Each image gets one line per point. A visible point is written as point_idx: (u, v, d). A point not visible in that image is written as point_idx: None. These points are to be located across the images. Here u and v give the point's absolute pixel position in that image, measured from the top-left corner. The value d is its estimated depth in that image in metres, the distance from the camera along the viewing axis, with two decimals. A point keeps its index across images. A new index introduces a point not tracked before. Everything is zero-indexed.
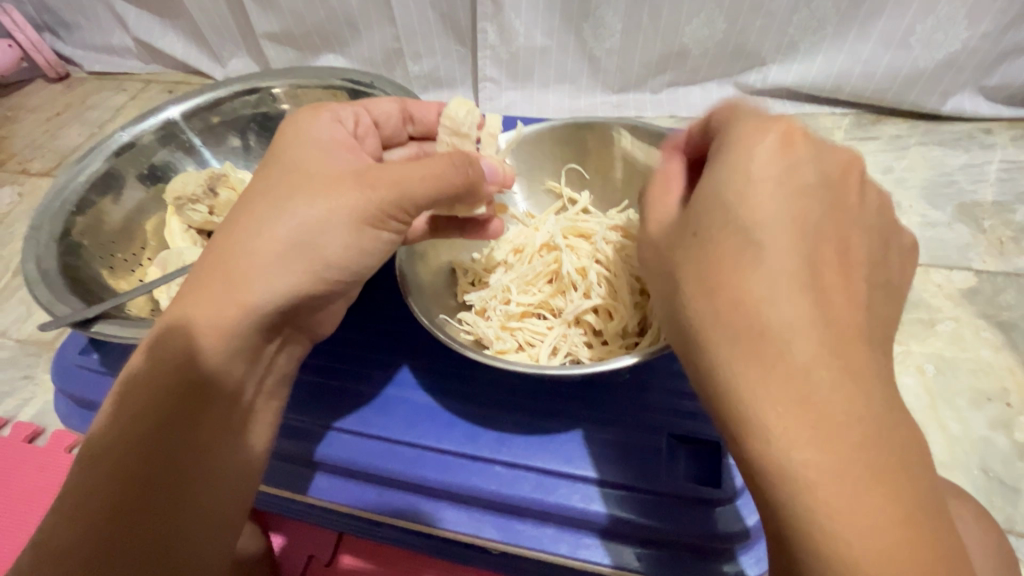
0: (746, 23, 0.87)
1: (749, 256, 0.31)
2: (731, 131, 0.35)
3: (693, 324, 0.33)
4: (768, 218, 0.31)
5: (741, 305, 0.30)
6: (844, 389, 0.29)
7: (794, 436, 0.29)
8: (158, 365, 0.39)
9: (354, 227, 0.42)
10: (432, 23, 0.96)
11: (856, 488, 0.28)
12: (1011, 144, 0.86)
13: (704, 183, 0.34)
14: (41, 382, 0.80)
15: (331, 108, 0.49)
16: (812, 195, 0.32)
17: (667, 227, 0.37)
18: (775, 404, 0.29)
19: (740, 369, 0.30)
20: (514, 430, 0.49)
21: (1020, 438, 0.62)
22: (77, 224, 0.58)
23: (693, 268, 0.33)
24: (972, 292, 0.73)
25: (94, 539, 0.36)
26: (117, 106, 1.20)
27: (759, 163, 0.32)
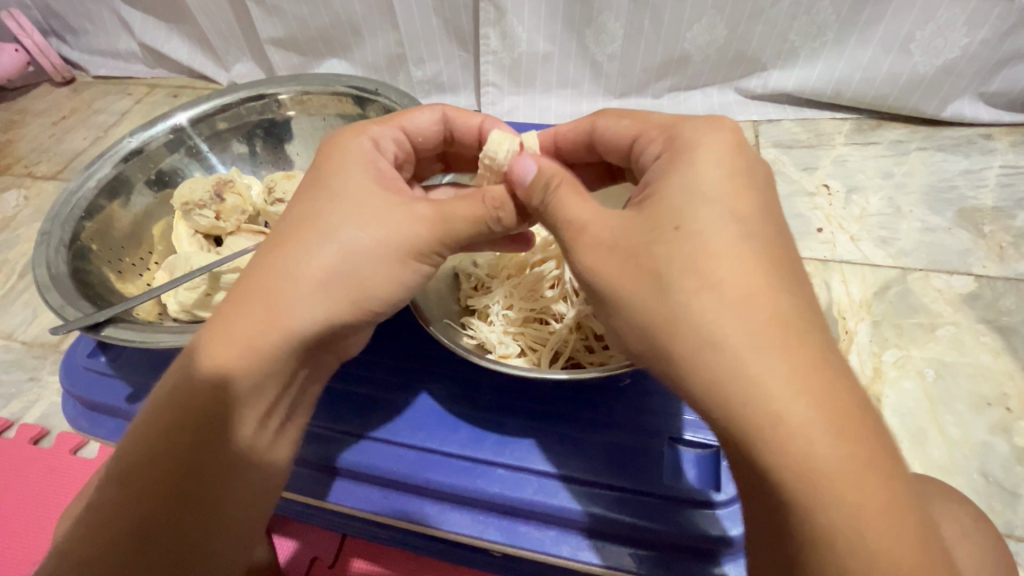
0: (746, 29, 0.88)
1: (739, 250, 0.34)
2: (680, 138, 0.40)
3: (694, 319, 0.33)
4: (742, 212, 0.36)
5: (733, 291, 0.33)
6: (830, 369, 0.32)
7: (803, 422, 0.31)
8: (192, 380, 0.40)
9: (399, 261, 0.43)
10: (435, 29, 0.97)
11: (856, 467, 0.31)
12: (1011, 150, 0.86)
13: (678, 181, 0.37)
14: (47, 384, 0.80)
15: (372, 133, 0.49)
16: (763, 193, 0.37)
17: (628, 222, 0.38)
18: (784, 392, 0.31)
19: (753, 362, 0.32)
20: (516, 433, 0.50)
21: (1019, 443, 0.63)
22: (86, 229, 0.59)
23: (677, 255, 0.35)
24: (972, 297, 0.73)
25: (128, 550, 0.38)
26: (122, 110, 1.21)
27: (722, 163, 0.37)
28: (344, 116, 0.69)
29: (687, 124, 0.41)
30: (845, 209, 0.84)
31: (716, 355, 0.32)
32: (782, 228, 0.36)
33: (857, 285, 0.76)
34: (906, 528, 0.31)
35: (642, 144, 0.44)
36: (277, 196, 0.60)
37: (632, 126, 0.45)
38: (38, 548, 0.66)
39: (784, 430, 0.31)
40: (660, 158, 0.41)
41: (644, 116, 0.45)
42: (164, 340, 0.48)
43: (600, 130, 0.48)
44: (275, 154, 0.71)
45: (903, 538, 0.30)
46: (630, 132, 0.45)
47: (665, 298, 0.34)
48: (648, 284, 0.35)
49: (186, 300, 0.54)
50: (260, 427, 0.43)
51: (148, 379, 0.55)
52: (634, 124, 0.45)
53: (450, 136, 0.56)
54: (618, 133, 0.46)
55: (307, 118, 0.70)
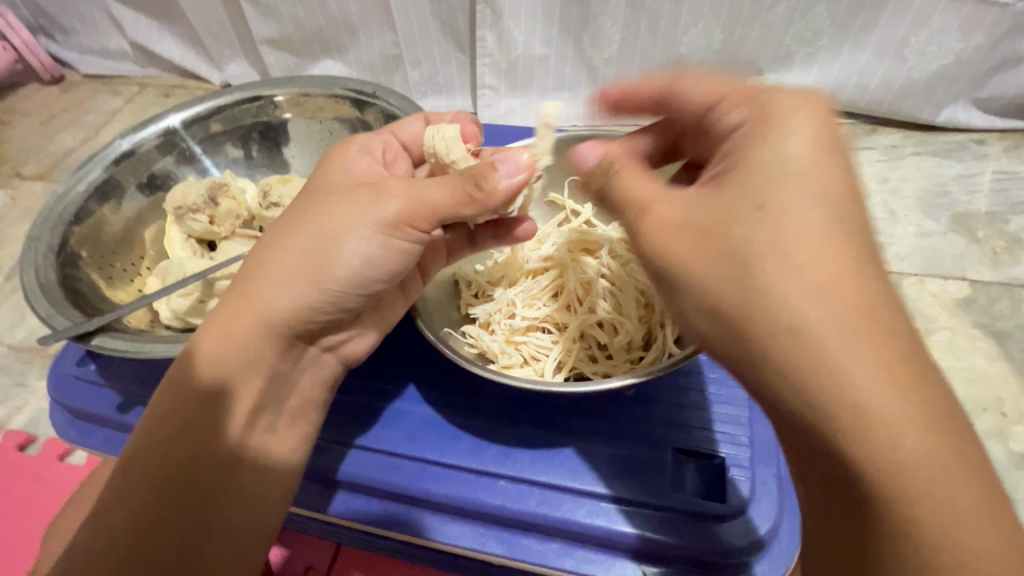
0: (743, 34, 0.88)
1: (830, 232, 0.32)
2: (767, 106, 0.36)
3: (781, 307, 0.30)
4: (834, 191, 0.33)
5: (825, 275, 0.30)
6: (917, 357, 0.31)
7: (895, 415, 0.29)
8: (177, 375, 0.41)
9: (366, 237, 0.42)
10: (432, 30, 0.97)
11: (939, 462, 0.30)
12: (1004, 155, 0.87)
13: (761, 155, 0.34)
14: (33, 390, 0.78)
15: (360, 140, 0.50)
16: (851, 169, 0.34)
17: (700, 203, 0.35)
18: (875, 384, 0.29)
19: (846, 353, 0.30)
20: (516, 444, 0.49)
21: (1015, 448, 0.63)
22: (75, 234, 0.57)
23: (765, 236, 0.32)
24: (967, 302, 0.74)
25: (122, 551, 0.38)
26: (112, 110, 1.19)
27: (804, 136, 0.34)
28: (341, 119, 0.68)
29: (773, 90, 0.37)
30: None
31: (797, 344, 0.30)
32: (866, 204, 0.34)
33: None
34: (979, 518, 0.30)
35: (724, 109, 0.40)
36: (272, 201, 0.59)
37: (708, 91, 0.42)
38: (23, 558, 0.65)
39: (879, 425, 0.29)
40: (745, 127, 0.37)
41: (726, 82, 0.41)
42: (157, 349, 0.46)
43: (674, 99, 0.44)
44: (270, 157, 0.70)
45: (974, 527, 0.30)
46: (710, 97, 0.41)
47: (744, 285, 0.32)
48: (728, 271, 0.32)
49: (180, 307, 0.53)
50: (248, 427, 0.42)
51: (140, 387, 0.54)
52: (712, 90, 0.42)
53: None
54: (693, 100, 0.43)
55: (303, 121, 0.69)
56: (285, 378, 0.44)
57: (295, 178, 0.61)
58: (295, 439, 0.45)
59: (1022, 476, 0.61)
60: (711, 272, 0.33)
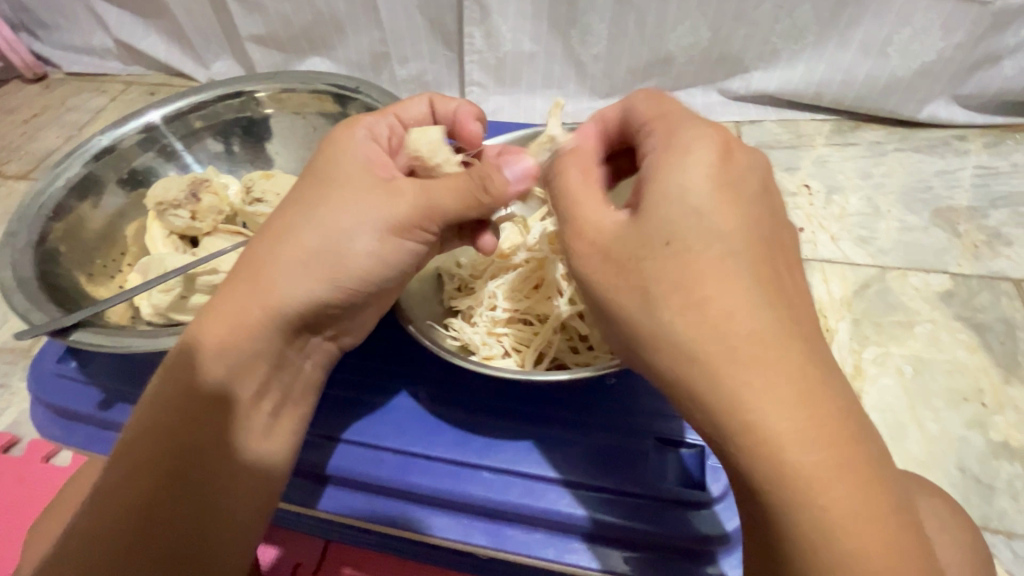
0: (729, 31, 0.89)
1: (724, 266, 0.32)
2: (674, 134, 0.36)
3: (675, 336, 0.32)
4: (727, 226, 0.33)
5: (719, 310, 0.32)
6: (817, 390, 0.31)
7: (790, 438, 0.31)
8: (177, 367, 0.41)
9: (381, 237, 0.42)
10: (420, 27, 0.97)
11: (831, 476, 0.31)
12: (984, 151, 0.88)
13: (662, 189, 0.34)
14: (17, 390, 0.77)
15: (366, 122, 0.48)
16: (753, 203, 0.34)
17: (620, 230, 0.35)
18: (770, 411, 0.31)
19: (742, 383, 0.31)
20: (500, 435, 0.49)
21: (995, 437, 0.64)
22: (54, 230, 0.57)
23: (668, 271, 0.33)
24: (948, 295, 0.75)
25: (121, 542, 0.37)
26: (96, 108, 1.17)
27: (701, 171, 0.34)
28: (325, 115, 0.67)
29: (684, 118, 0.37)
30: (826, 208, 0.85)
31: (697, 371, 0.32)
32: (771, 239, 0.34)
33: (838, 284, 0.77)
34: (881, 531, 0.31)
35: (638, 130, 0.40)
36: (255, 196, 0.59)
37: (646, 107, 0.40)
38: (6, 560, 0.64)
39: (774, 449, 0.31)
40: (656, 155, 0.36)
41: (659, 93, 0.41)
42: (136, 343, 0.46)
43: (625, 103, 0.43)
44: (253, 153, 0.69)
45: (878, 544, 0.30)
46: (634, 111, 0.41)
47: (649, 317, 0.33)
48: (636, 300, 0.34)
49: (161, 303, 0.52)
50: (249, 417, 0.42)
51: (122, 384, 0.54)
52: (656, 107, 0.39)
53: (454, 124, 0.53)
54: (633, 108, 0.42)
55: (286, 115, 0.68)
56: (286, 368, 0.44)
57: (278, 174, 0.61)
58: (286, 433, 0.45)
59: (1002, 465, 0.62)
60: (620, 299, 0.35)
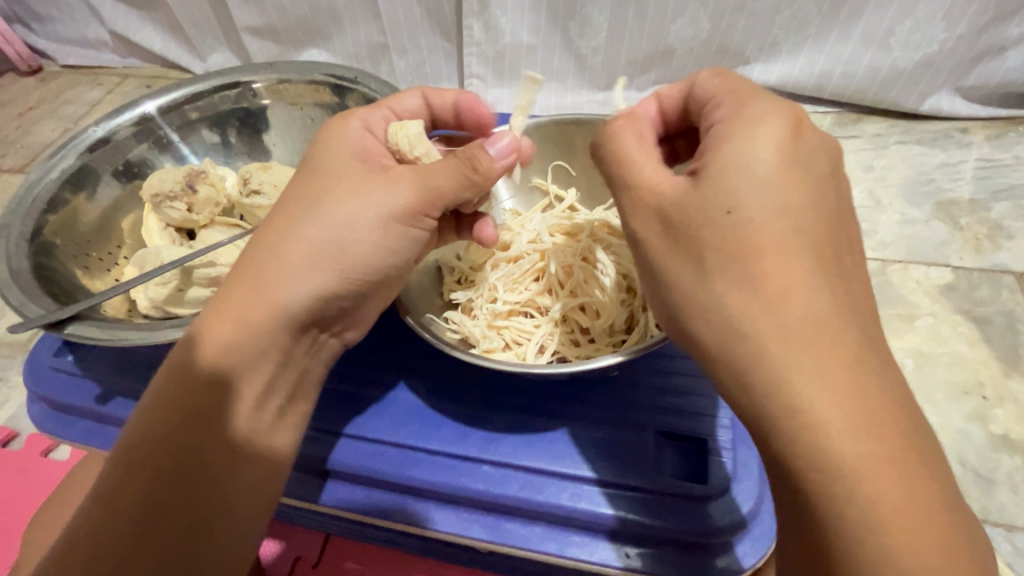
0: (730, 23, 0.88)
1: (785, 241, 0.32)
2: (746, 108, 0.36)
3: (730, 308, 0.32)
4: (793, 200, 0.33)
5: (776, 283, 0.32)
6: (869, 373, 0.31)
7: (834, 415, 0.30)
8: (180, 361, 0.40)
9: (384, 225, 0.42)
10: (418, 19, 0.95)
11: (876, 454, 0.30)
12: (986, 144, 0.88)
13: (728, 158, 0.34)
14: (15, 385, 0.77)
15: (360, 114, 0.48)
16: (820, 182, 0.34)
17: (681, 194, 0.35)
18: (813, 386, 0.31)
19: (790, 358, 0.31)
20: (499, 429, 0.49)
21: (995, 430, 0.64)
22: (49, 223, 0.56)
23: (724, 241, 0.33)
24: (949, 288, 0.74)
25: (125, 536, 0.37)
26: (92, 101, 1.16)
27: (771, 146, 0.34)
28: (322, 106, 0.66)
29: (758, 94, 0.37)
30: None
31: (745, 342, 0.32)
32: (835, 220, 0.34)
33: None
34: (927, 522, 0.30)
35: (711, 107, 0.39)
36: (252, 188, 0.58)
37: (714, 85, 0.39)
38: (6, 554, 0.64)
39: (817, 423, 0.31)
40: (727, 126, 0.36)
41: (731, 75, 0.40)
42: (133, 336, 0.46)
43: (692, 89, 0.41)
44: (250, 144, 0.69)
45: (923, 534, 0.30)
46: (710, 91, 0.39)
47: (702, 283, 0.33)
48: (689, 268, 0.34)
49: (157, 296, 0.52)
50: (256, 409, 0.42)
51: (119, 378, 0.53)
52: (724, 83, 0.39)
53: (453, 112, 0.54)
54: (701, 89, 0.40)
55: (284, 107, 0.68)
56: (296, 359, 0.43)
57: (276, 165, 0.60)
58: (289, 427, 0.44)
59: (1001, 457, 0.62)
60: (673, 263, 0.35)
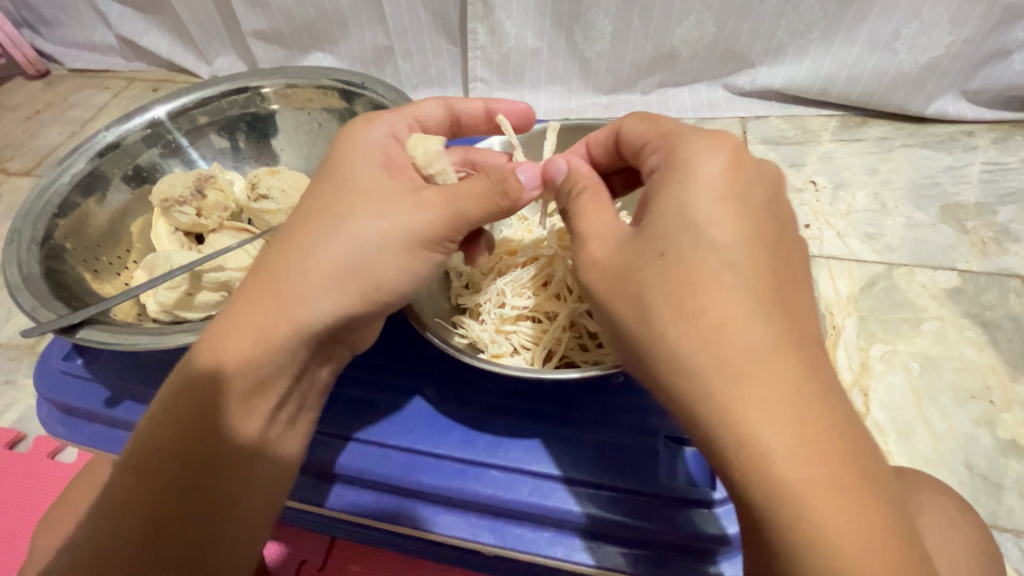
0: (734, 26, 0.88)
1: (724, 276, 0.32)
2: (678, 153, 0.37)
3: (672, 345, 0.32)
4: (731, 236, 0.33)
5: (716, 320, 0.31)
6: (814, 408, 0.30)
7: (782, 453, 0.30)
8: (193, 376, 0.40)
9: (410, 250, 0.42)
10: (423, 22, 0.96)
11: (826, 488, 0.30)
12: (993, 147, 0.87)
13: (664, 203, 0.35)
14: (23, 387, 0.78)
15: (386, 119, 0.48)
16: (756, 215, 0.34)
17: (622, 243, 0.36)
18: (758, 422, 0.30)
19: (734, 395, 0.30)
20: (508, 433, 0.49)
21: (1003, 435, 0.63)
22: (60, 227, 0.57)
23: (663, 281, 0.33)
24: (955, 292, 0.74)
25: (137, 544, 0.37)
26: (99, 104, 1.17)
27: (706, 186, 0.34)
28: (329, 110, 0.67)
29: (688, 136, 0.38)
30: (833, 205, 0.85)
31: (687, 382, 0.32)
32: (775, 251, 0.33)
33: (844, 281, 0.76)
34: (885, 551, 0.29)
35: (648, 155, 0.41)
36: (260, 193, 0.58)
37: (646, 130, 0.42)
38: (13, 556, 0.64)
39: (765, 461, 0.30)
40: (658, 172, 0.38)
41: (662, 120, 0.42)
42: (143, 341, 0.46)
43: (624, 135, 0.45)
44: (258, 149, 0.69)
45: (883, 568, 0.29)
46: (643, 139, 0.42)
47: (643, 325, 0.33)
48: (632, 310, 0.34)
49: (166, 300, 0.52)
50: (269, 419, 0.42)
51: (128, 381, 0.53)
52: (651, 129, 0.42)
53: (458, 122, 0.54)
54: (636, 137, 0.43)
55: (291, 112, 0.68)
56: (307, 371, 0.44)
57: (284, 170, 0.60)
58: (295, 429, 0.44)
59: (1010, 463, 0.62)
60: (617, 307, 0.35)
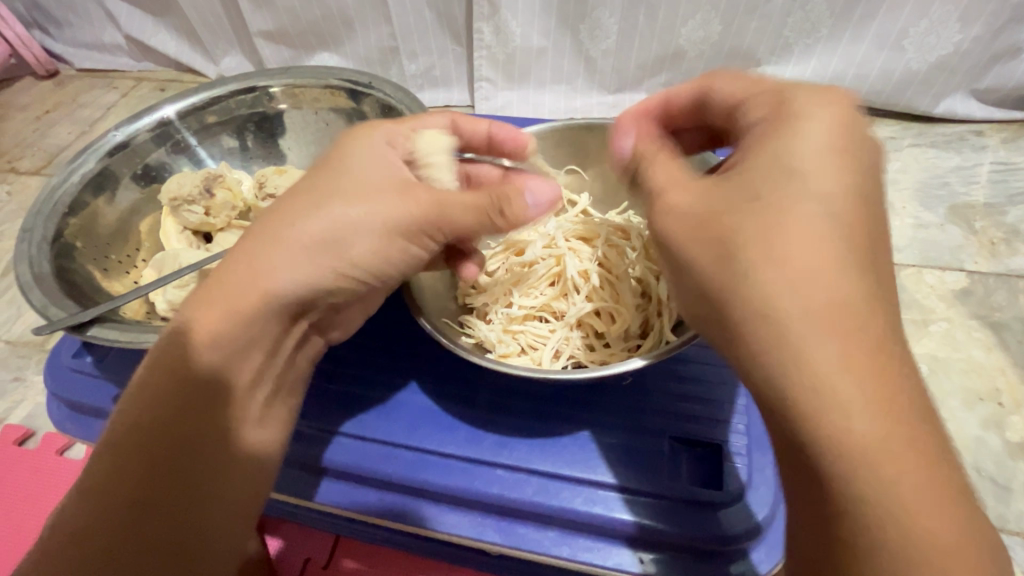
0: (741, 25, 0.88)
1: (819, 223, 0.31)
2: (790, 106, 0.35)
3: (752, 291, 0.31)
4: (830, 185, 0.32)
5: (807, 265, 0.30)
6: (907, 377, 0.29)
7: (865, 411, 0.28)
8: (174, 351, 0.39)
9: (388, 237, 0.42)
10: (428, 22, 0.96)
11: (907, 464, 0.28)
12: (1002, 146, 0.86)
13: (767, 156, 0.34)
14: (31, 384, 0.78)
15: (385, 128, 0.46)
16: (858, 168, 0.33)
17: (708, 189, 0.35)
18: (847, 378, 0.28)
19: (825, 349, 0.29)
20: (514, 433, 0.49)
21: (1012, 437, 0.63)
22: (70, 226, 0.57)
23: (752, 224, 0.32)
24: (964, 293, 0.74)
25: (117, 526, 0.36)
26: (108, 104, 1.18)
27: (813, 141, 0.33)
28: (337, 110, 0.67)
29: (797, 90, 0.37)
30: None
31: (772, 331, 0.30)
32: (873, 215, 0.32)
33: None
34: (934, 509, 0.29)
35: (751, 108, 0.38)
36: (268, 191, 0.59)
37: (741, 90, 0.40)
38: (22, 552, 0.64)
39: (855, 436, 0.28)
40: (763, 127, 0.36)
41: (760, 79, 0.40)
42: (152, 339, 0.46)
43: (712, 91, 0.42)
44: (265, 148, 0.69)
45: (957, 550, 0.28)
46: (736, 99, 0.40)
47: (724, 269, 0.32)
48: (712, 251, 0.33)
49: (174, 298, 0.52)
50: (248, 404, 0.41)
51: None
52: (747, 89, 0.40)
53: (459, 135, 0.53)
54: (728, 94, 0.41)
55: (300, 111, 0.68)
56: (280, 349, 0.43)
57: (291, 169, 0.61)
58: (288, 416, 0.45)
59: (1018, 466, 0.61)
60: (696, 252, 0.34)
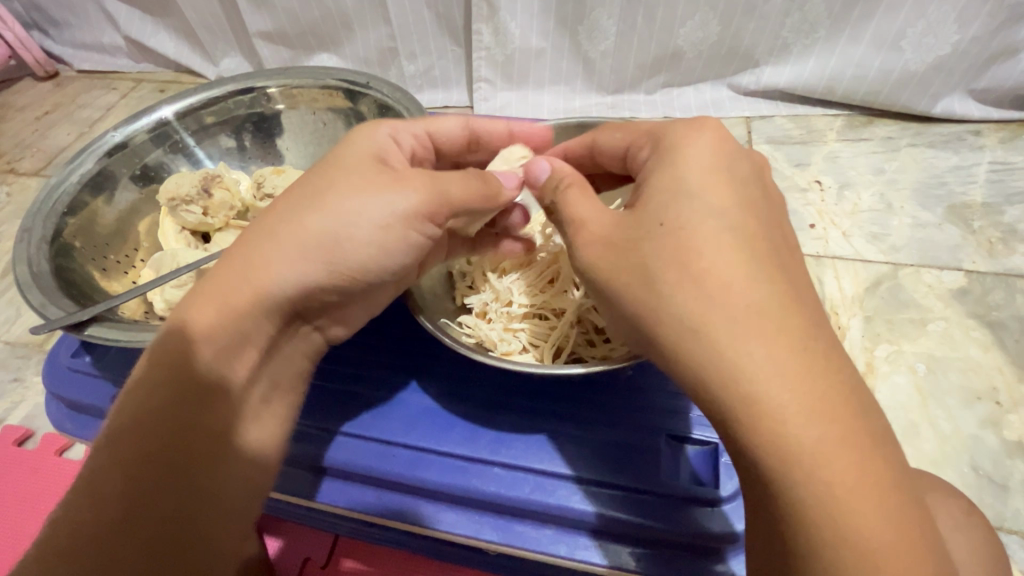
0: (739, 26, 0.88)
1: (723, 240, 0.33)
2: (666, 139, 0.39)
3: (680, 309, 0.32)
4: (721, 203, 0.34)
5: (719, 277, 0.32)
6: (828, 378, 0.31)
7: (797, 414, 0.30)
8: (167, 348, 0.39)
9: (387, 225, 0.42)
10: (427, 23, 0.97)
11: (839, 461, 0.29)
12: (1000, 146, 0.87)
13: (663, 182, 0.36)
14: (31, 384, 0.79)
15: (392, 124, 0.48)
16: (743, 186, 0.36)
17: (620, 219, 0.37)
18: (771, 384, 0.30)
19: (750, 358, 0.30)
20: (511, 430, 0.49)
21: (1009, 436, 0.63)
22: (69, 226, 0.57)
23: (667, 248, 0.34)
24: (961, 292, 0.74)
25: (110, 523, 0.35)
26: (108, 105, 1.18)
27: (702, 165, 0.36)
28: (335, 110, 0.67)
29: (672, 125, 0.40)
30: (838, 205, 0.84)
31: (702, 346, 0.31)
32: (770, 225, 0.35)
33: (849, 281, 0.76)
34: (885, 503, 0.29)
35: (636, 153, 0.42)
36: (266, 191, 0.59)
37: (624, 136, 0.44)
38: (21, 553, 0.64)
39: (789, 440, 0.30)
40: (649, 163, 0.39)
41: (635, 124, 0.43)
42: (149, 337, 0.47)
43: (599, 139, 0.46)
44: (264, 148, 0.70)
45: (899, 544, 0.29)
46: (622, 143, 0.43)
47: (649, 292, 0.33)
48: (639, 279, 0.34)
49: (173, 297, 0.53)
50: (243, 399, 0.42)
51: None
52: (625, 135, 0.44)
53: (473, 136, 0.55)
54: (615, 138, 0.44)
55: (298, 111, 0.68)
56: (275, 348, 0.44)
57: (289, 169, 0.61)
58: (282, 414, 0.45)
59: (1016, 464, 0.61)
60: (623, 282, 0.35)
